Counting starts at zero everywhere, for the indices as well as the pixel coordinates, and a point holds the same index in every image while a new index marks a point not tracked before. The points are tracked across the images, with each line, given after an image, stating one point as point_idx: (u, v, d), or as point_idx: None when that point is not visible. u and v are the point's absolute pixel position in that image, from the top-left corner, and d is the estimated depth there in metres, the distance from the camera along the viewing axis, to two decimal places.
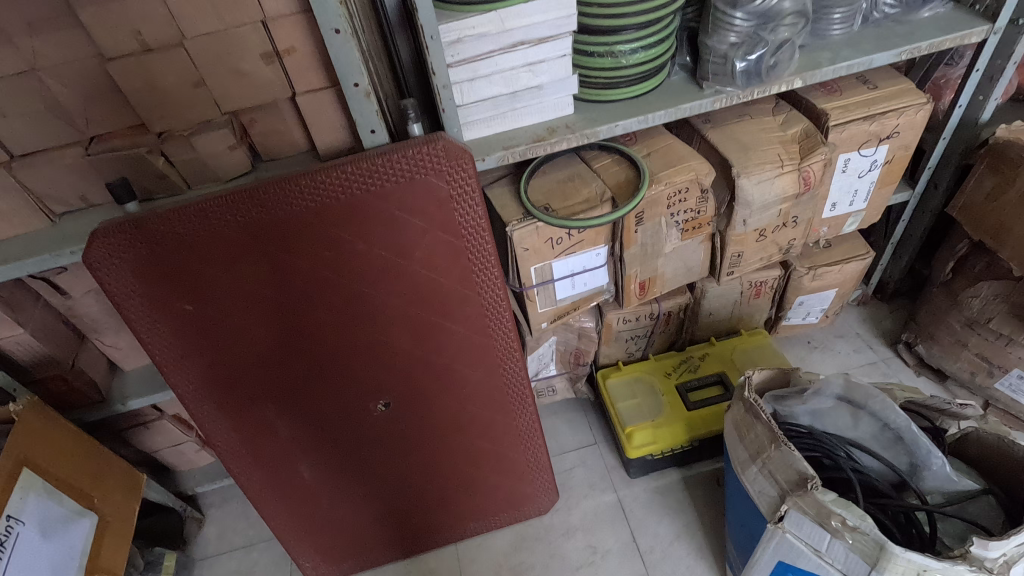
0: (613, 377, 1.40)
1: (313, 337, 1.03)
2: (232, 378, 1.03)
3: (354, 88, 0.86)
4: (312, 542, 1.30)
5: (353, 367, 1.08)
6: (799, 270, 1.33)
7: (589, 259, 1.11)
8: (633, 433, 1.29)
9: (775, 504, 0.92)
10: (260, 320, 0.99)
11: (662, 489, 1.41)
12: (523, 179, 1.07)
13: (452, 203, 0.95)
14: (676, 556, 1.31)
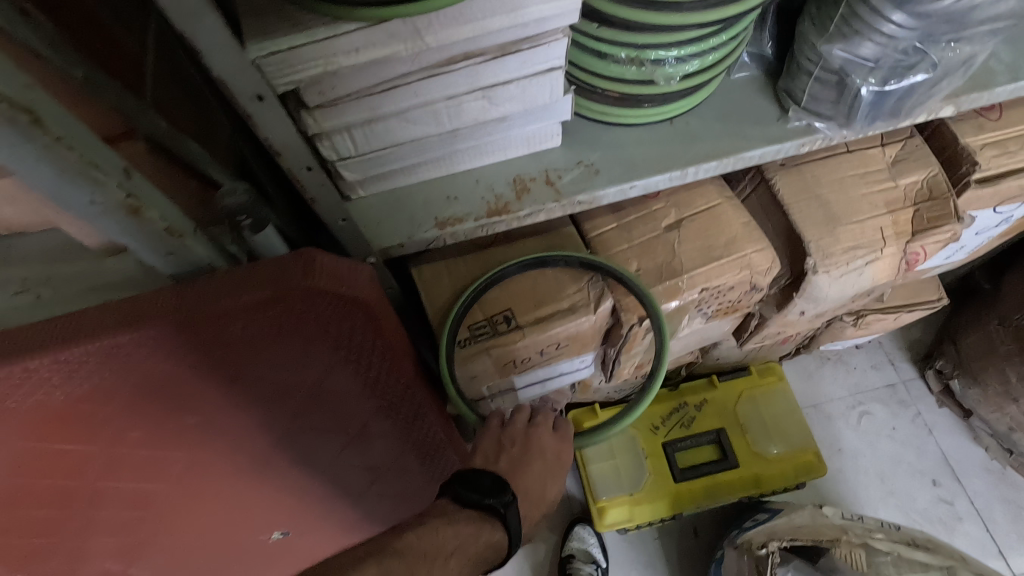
0: (586, 427, 1.13)
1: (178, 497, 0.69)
2: (35, 556, 0.68)
3: (96, 205, 0.40)
4: None
5: (252, 505, 0.78)
6: (843, 320, 0.99)
7: (568, 366, 0.73)
8: (606, 510, 1.06)
9: None
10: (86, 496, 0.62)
11: (632, 538, 1.23)
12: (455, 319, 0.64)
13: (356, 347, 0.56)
14: None
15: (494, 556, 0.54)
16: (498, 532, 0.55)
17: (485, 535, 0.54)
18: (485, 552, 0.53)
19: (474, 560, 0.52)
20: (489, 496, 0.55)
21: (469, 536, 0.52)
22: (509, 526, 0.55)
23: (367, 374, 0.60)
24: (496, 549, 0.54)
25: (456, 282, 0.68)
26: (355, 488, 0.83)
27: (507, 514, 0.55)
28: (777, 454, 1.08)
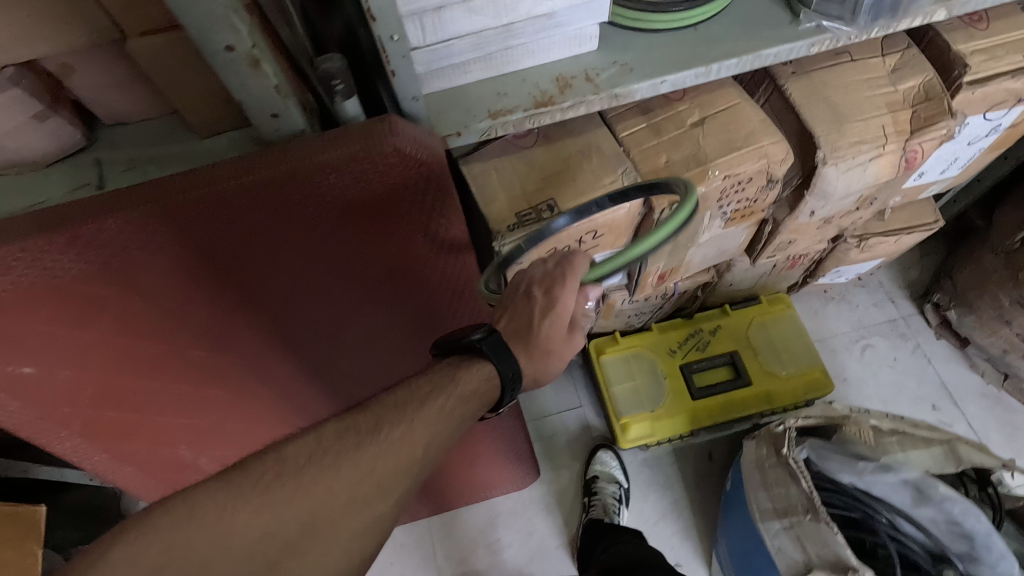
0: (608, 353, 1.21)
1: (237, 376, 0.77)
2: (125, 427, 0.76)
3: (228, 55, 0.47)
4: None
5: (307, 391, 0.85)
6: (848, 242, 1.07)
7: (603, 261, 0.82)
8: (628, 425, 1.14)
9: (796, 569, 0.82)
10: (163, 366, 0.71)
11: (651, 462, 1.30)
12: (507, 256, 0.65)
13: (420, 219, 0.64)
14: (661, 535, 1.24)
15: (483, 395, 0.59)
16: (479, 368, 0.59)
17: (468, 372, 0.58)
18: (473, 389, 0.58)
19: (459, 398, 0.57)
20: (470, 335, 0.60)
21: (449, 377, 0.58)
22: (491, 357, 0.59)
23: (395, 242, 0.66)
24: (487, 382, 0.59)
25: (502, 177, 0.75)
26: (399, 375, 0.90)
27: (489, 345, 0.59)
28: (787, 373, 1.16)
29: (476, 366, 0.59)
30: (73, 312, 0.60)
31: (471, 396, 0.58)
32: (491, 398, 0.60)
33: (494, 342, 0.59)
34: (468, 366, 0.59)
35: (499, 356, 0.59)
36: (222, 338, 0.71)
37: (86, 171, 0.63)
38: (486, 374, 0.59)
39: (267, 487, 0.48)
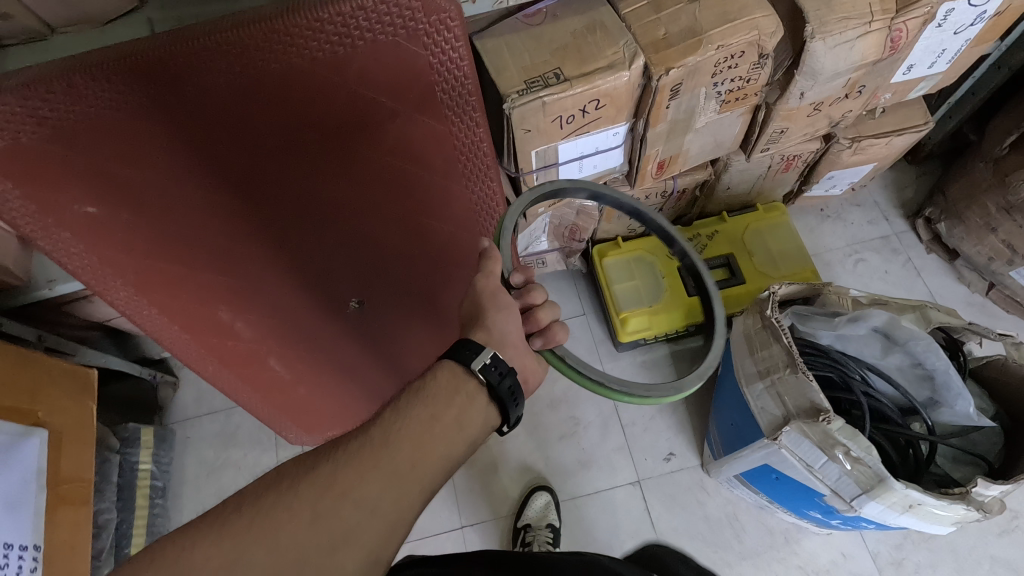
0: (610, 256, 1.28)
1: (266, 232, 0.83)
2: (171, 282, 0.84)
3: None
4: (295, 426, 1.25)
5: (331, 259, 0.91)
6: (841, 143, 1.12)
7: (604, 139, 0.89)
8: (628, 319, 1.21)
9: (776, 423, 0.89)
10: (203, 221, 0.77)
11: (648, 364, 1.39)
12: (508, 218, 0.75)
13: (433, 73, 0.70)
14: (657, 428, 1.32)
15: (459, 391, 0.57)
16: (446, 367, 0.58)
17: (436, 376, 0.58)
18: (444, 383, 0.57)
19: (432, 396, 0.56)
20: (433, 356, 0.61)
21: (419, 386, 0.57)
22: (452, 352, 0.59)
23: (408, 90, 0.71)
24: (459, 378, 0.58)
25: (513, 49, 0.81)
26: (416, 261, 0.96)
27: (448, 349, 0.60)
28: (779, 272, 1.23)
29: (439, 367, 0.58)
30: (127, 150, 0.68)
31: (435, 403, 0.56)
32: (471, 390, 0.58)
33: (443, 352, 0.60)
34: (427, 373, 0.58)
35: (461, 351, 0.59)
36: (256, 188, 0.77)
37: (138, 28, 0.70)
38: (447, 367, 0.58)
39: (220, 531, 0.47)
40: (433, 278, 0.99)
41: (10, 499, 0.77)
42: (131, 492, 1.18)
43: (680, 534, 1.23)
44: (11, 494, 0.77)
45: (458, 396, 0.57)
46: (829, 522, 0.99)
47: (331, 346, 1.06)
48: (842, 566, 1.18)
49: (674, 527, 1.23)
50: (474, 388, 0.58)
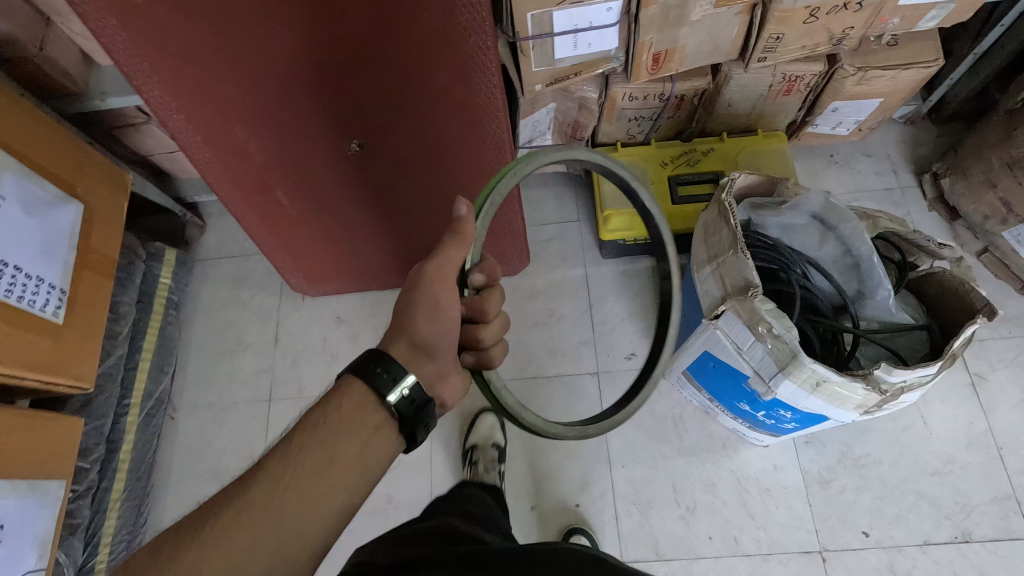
0: (606, 158, 1.35)
1: (276, 64, 0.93)
2: (196, 89, 0.95)
3: None
4: (295, 263, 1.40)
5: (340, 97, 1.00)
6: (846, 70, 1.13)
7: (597, 15, 0.96)
8: (610, 216, 1.29)
9: (715, 303, 0.97)
10: (229, 33, 0.87)
11: (629, 273, 1.47)
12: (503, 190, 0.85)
13: None
14: (624, 330, 1.41)
15: (366, 415, 0.68)
16: (353, 382, 0.68)
17: (343, 399, 0.68)
18: (351, 407, 0.67)
19: (341, 420, 0.66)
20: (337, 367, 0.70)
21: (331, 413, 0.67)
22: (353, 369, 0.69)
23: None
24: (362, 403, 0.68)
25: None
26: (415, 112, 1.04)
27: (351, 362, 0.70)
28: None
29: (351, 391, 0.68)
30: None
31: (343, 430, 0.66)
32: (373, 415, 0.68)
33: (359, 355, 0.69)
34: (338, 398, 0.68)
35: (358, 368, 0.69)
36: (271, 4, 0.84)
37: None
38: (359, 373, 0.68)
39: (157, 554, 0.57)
40: (425, 133, 1.09)
41: (46, 243, 0.93)
42: (149, 298, 1.34)
43: (625, 423, 1.32)
44: (47, 240, 0.94)
45: (366, 424, 0.67)
46: (755, 416, 1.08)
47: (328, 183, 1.19)
48: (770, 476, 1.25)
49: None
50: (378, 400, 0.68)
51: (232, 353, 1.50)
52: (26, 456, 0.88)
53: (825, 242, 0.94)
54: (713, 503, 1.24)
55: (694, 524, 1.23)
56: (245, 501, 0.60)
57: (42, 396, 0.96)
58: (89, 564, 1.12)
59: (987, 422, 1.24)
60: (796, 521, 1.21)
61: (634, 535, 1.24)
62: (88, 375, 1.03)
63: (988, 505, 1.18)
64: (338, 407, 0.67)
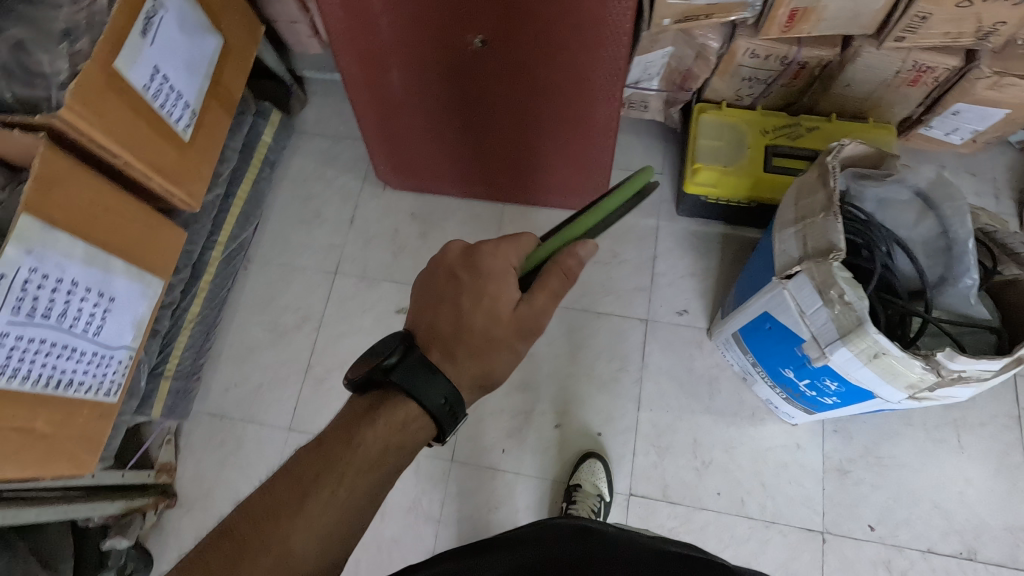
0: (708, 114, 1.34)
1: None
2: None
3: None
4: (388, 149, 1.47)
5: None
6: (982, 72, 1.10)
7: None
8: (700, 170, 1.30)
9: (790, 264, 0.99)
10: None
11: (698, 235, 1.48)
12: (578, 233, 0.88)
13: None
14: (681, 287, 1.44)
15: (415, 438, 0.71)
16: (407, 402, 0.70)
17: (398, 412, 0.70)
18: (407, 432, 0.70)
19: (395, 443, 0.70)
20: (388, 360, 0.70)
21: (387, 432, 0.69)
22: (410, 378, 0.70)
23: None
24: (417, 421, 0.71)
25: None
26: (544, 17, 1.05)
27: (407, 363, 0.70)
28: None
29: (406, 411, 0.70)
30: None
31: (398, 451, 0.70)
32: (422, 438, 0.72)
33: (419, 368, 0.71)
34: (397, 417, 0.70)
35: (413, 377, 0.70)
36: None
37: None
38: (417, 386, 0.70)
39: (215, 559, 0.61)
40: (534, 51, 1.13)
41: (189, 63, 1.02)
42: (250, 152, 1.42)
43: (662, 372, 1.37)
44: (190, 61, 1.02)
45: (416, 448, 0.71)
46: (797, 386, 1.11)
47: (440, 89, 1.27)
48: (791, 453, 1.28)
49: (660, 363, 1.37)
50: (423, 414, 0.71)
51: (309, 224, 1.59)
52: (139, 244, 0.97)
53: (922, 221, 0.96)
54: (728, 463, 1.29)
55: (705, 477, 1.28)
56: (284, 550, 0.63)
57: (159, 202, 1.05)
58: (160, 368, 1.24)
59: (1022, 457, 1.23)
60: (805, 498, 1.24)
61: (645, 473, 1.29)
62: (197, 196, 1.12)
63: (1000, 532, 1.19)
64: (388, 418, 0.70)
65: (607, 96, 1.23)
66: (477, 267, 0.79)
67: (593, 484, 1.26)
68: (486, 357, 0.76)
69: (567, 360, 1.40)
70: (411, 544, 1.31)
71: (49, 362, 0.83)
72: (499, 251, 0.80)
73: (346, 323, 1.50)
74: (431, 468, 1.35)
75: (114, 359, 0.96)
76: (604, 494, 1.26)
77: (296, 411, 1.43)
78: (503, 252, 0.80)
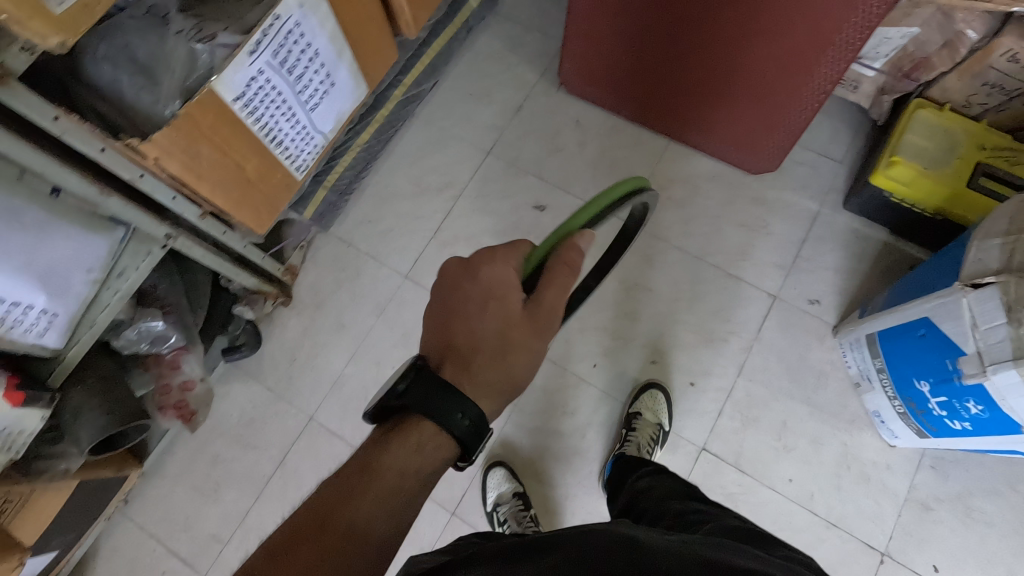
0: (926, 112, 1.27)
1: None
2: None
3: None
4: (584, 43, 1.43)
5: None
6: None
7: None
8: (896, 163, 1.24)
9: (982, 274, 0.94)
10: None
11: (857, 235, 1.42)
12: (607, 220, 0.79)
13: None
14: (820, 278, 1.40)
15: (443, 454, 0.63)
16: (425, 421, 0.63)
17: (420, 433, 0.63)
18: (431, 445, 0.63)
19: (418, 455, 0.62)
20: (399, 385, 0.63)
21: (407, 450, 0.62)
22: (425, 395, 0.63)
23: None
24: (439, 437, 0.63)
25: None
26: None
27: (421, 376, 0.64)
28: None
29: (426, 429, 0.63)
30: None
31: (421, 466, 0.62)
32: (446, 451, 0.64)
33: (469, 404, 0.64)
34: (417, 435, 0.63)
35: (430, 391, 0.63)
36: None
37: None
38: (467, 422, 0.63)
39: None
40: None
41: None
42: (455, 10, 1.45)
43: (774, 350, 1.35)
44: None
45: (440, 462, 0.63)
46: (926, 403, 1.08)
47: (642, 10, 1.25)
48: (877, 470, 1.25)
49: (774, 341, 1.35)
50: (447, 435, 0.63)
51: (477, 101, 1.62)
52: (365, 44, 1.02)
53: None
54: (811, 457, 1.27)
55: (781, 460, 1.27)
56: None
57: (388, 15, 1.09)
58: (323, 176, 1.32)
59: None
60: (876, 517, 1.22)
61: (724, 435, 1.30)
62: (418, 24, 1.16)
63: None
64: (407, 441, 0.62)
65: (832, 61, 1.12)
66: (489, 287, 0.72)
67: (653, 415, 1.29)
68: (507, 367, 0.70)
69: (682, 308, 1.40)
70: None
71: (276, 113, 0.90)
72: (507, 267, 0.73)
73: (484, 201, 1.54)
74: None
75: (311, 141, 1.03)
76: (664, 424, 1.29)
77: (416, 263, 1.50)
78: (514, 267, 0.73)
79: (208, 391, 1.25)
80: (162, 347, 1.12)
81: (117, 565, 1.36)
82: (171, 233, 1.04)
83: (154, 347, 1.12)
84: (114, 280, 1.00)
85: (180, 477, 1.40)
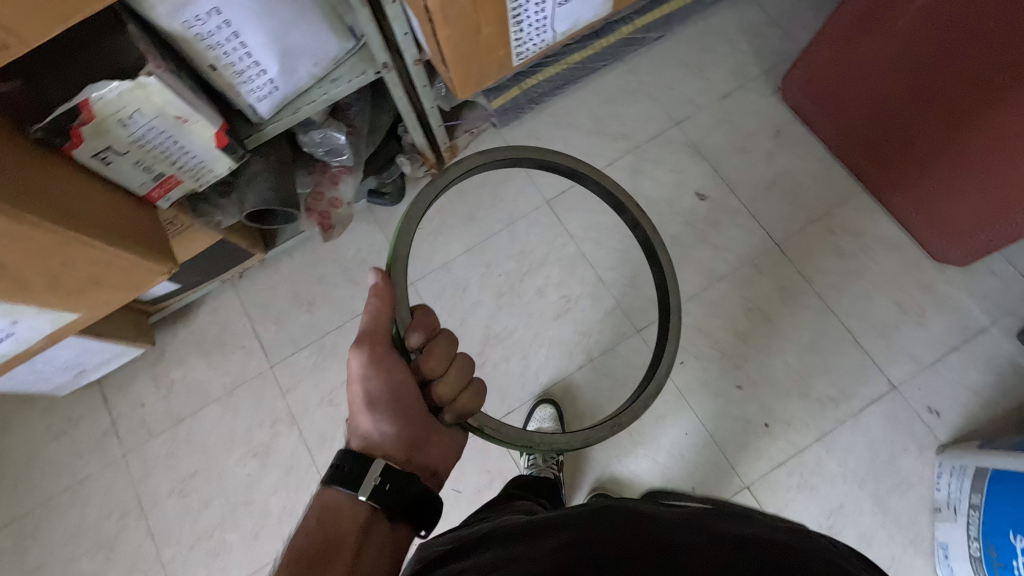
0: None
1: None
2: None
3: None
4: (828, 57, 1.34)
5: None
6: None
7: None
8: None
9: None
10: None
11: (1015, 369, 1.29)
12: (446, 184, 0.86)
13: None
14: (953, 392, 1.28)
15: (358, 510, 0.69)
16: (337, 490, 0.70)
17: (337, 508, 0.69)
18: (344, 503, 0.70)
19: (335, 515, 0.69)
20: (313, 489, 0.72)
21: (326, 520, 0.68)
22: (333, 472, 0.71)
23: None
24: (350, 498, 0.70)
25: None
26: None
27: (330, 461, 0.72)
28: None
29: (341, 498, 0.70)
30: None
31: (337, 520, 0.68)
32: (357, 501, 0.70)
33: (358, 462, 0.71)
34: (331, 505, 0.70)
35: (336, 469, 0.71)
36: None
37: None
38: (367, 479, 0.70)
39: None
40: None
41: None
42: None
43: (867, 435, 1.27)
44: None
45: (358, 514, 0.69)
46: (1011, 558, 1.00)
47: (944, 41, 1.09)
48: None
49: (872, 427, 1.27)
50: (363, 502, 0.70)
51: (689, 71, 1.58)
52: None
53: None
54: None
55: None
56: None
57: None
58: (524, 76, 1.35)
59: None
60: None
61: (778, 490, 1.25)
62: None
63: None
64: (330, 518, 0.68)
65: None
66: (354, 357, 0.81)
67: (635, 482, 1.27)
68: (379, 394, 0.78)
69: (793, 353, 1.34)
70: (557, 358, 1.40)
71: None
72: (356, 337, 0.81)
73: (652, 167, 1.51)
74: (619, 324, 1.40)
75: (541, 36, 1.06)
76: None
77: (563, 194, 1.51)
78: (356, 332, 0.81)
79: (348, 214, 1.35)
80: (334, 158, 1.22)
81: (210, 322, 1.50)
82: (387, 64, 1.11)
83: (327, 156, 1.22)
84: (327, 83, 1.09)
85: (287, 279, 1.51)
